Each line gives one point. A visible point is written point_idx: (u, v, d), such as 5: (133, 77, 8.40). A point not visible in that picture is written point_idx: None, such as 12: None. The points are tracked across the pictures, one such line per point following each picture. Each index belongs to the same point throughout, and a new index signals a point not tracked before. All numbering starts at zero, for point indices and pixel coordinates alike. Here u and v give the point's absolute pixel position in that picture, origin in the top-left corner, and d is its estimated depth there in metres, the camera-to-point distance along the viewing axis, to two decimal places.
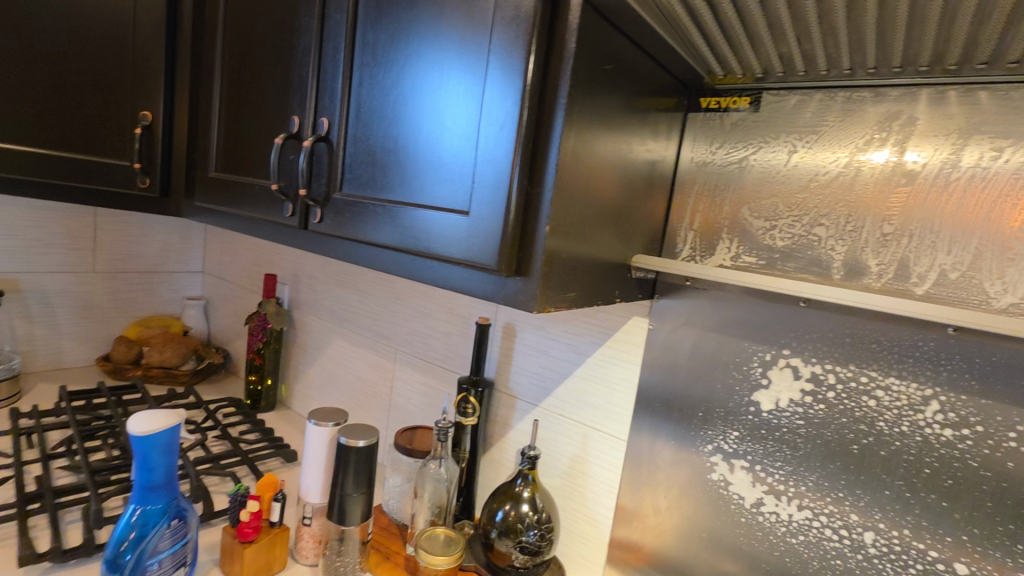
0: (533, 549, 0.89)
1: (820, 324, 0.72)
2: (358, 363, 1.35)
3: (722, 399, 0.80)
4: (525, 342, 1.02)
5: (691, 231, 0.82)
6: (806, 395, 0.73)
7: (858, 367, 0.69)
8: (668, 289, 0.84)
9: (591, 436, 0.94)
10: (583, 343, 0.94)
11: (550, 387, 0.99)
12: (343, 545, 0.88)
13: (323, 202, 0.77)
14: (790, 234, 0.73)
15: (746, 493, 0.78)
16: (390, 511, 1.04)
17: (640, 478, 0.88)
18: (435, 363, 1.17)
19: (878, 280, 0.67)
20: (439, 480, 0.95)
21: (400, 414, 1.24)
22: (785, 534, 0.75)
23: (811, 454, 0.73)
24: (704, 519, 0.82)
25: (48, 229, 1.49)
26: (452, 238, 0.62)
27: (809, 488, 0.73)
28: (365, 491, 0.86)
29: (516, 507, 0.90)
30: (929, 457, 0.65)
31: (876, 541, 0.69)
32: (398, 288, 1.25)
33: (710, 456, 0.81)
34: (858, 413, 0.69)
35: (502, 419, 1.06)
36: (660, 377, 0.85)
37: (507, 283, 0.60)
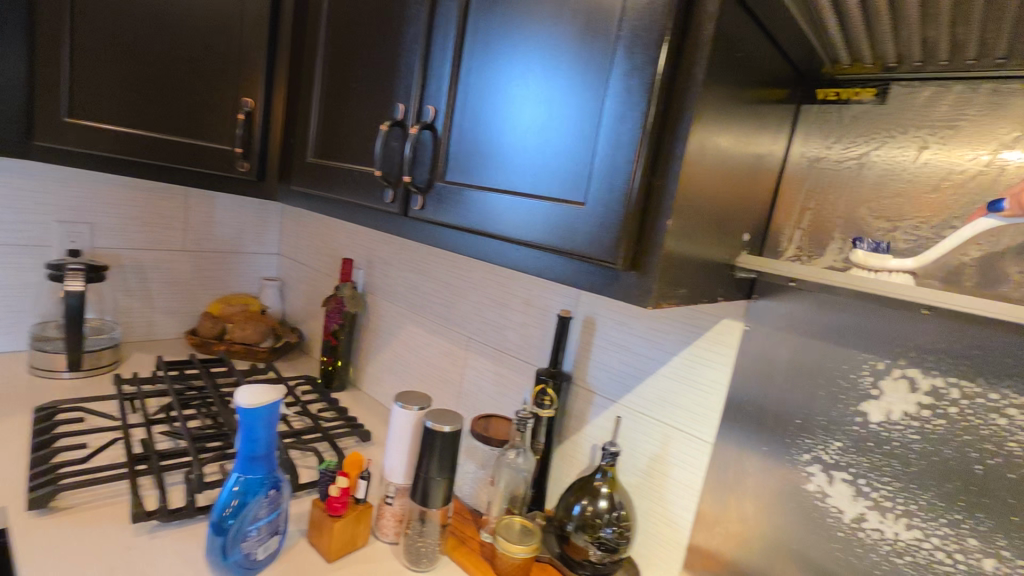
0: (612, 546, 0.88)
1: (944, 334, 0.67)
2: (429, 349, 1.37)
3: (823, 408, 0.76)
4: (607, 338, 1.01)
5: (798, 230, 0.78)
6: (922, 409, 0.69)
7: (988, 383, 0.64)
8: (769, 289, 0.81)
9: (674, 437, 0.92)
10: (670, 341, 0.92)
11: (632, 384, 0.97)
12: (424, 527, 0.90)
13: (425, 189, 0.78)
14: (914, 236, 0.69)
15: (845, 507, 0.74)
16: (462, 497, 1.07)
17: (725, 484, 0.86)
18: (510, 354, 1.17)
19: (1019, 290, 0.62)
20: (516, 469, 0.96)
21: (471, 402, 1.26)
22: (889, 553, 0.71)
23: (925, 472, 0.68)
24: (796, 530, 0.79)
25: (147, 208, 1.59)
26: (563, 228, 0.62)
27: (921, 508, 0.69)
28: (448, 476, 0.88)
29: (595, 503, 0.90)
30: None
31: (998, 569, 0.64)
32: (474, 277, 1.26)
33: (807, 466, 0.78)
34: (985, 431, 0.64)
35: (578, 413, 1.05)
36: (755, 380, 0.82)
37: (620, 278, 0.59)
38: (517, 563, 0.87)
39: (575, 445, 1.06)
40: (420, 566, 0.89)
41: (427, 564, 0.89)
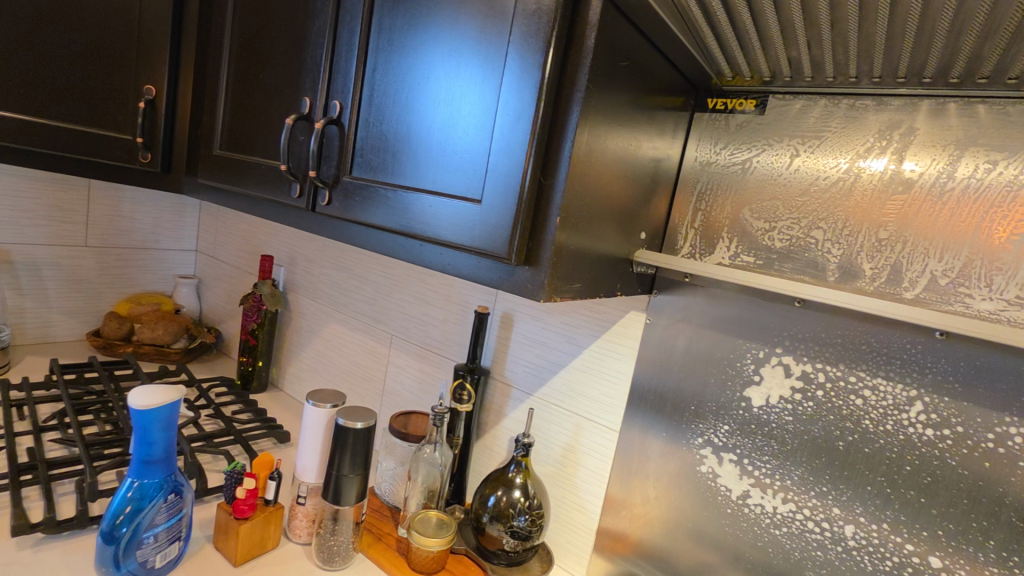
0: (524, 534, 0.91)
1: (813, 324, 0.74)
2: (352, 347, 1.35)
3: (714, 394, 0.82)
4: (523, 333, 1.04)
5: (692, 230, 0.83)
6: (795, 392, 0.75)
7: (847, 367, 0.72)
8: (667, 285, 0.86)
9: (584, 426, 0.96)
10: (580, 335, 0.96)
11: (546, 377, 1.01)
12: (337, 525, 0.89)
13: (332, 184, 0.78)
14: (788, 235, 0.75)
15: (733, 485, 0.81)
16: (381, 494, 1.06)
17: (630, 469, 0.91)
18: (431, 351, 1.18)
19: (871, 284, 0.70)
20: (433, 463, 0.97)
21: (393, 399, 1.25)
22: (769, 525, 0.78)
23: (798, 450, 0.75)
24: (691, 508, 0.85)
25: (41, 200, 1.47)
26: (462, 225, 0.64)
27: (794, 483, 0.76)
28: (361, 473, 0.88)
29: (508, 493, 0.92)
30: (910, 455, 0.68)
31: (856, 534, 0.71)
32: (396, 274, 1.26)
33: (700, 449, 0.84)
34: (845, 411, 0.72)
35: (496, 407, 1.08)
36: (655, 370, 0.87)
37: (516, 273, 0.62)
38: (431, 557, 0.88)
39: (493, 438, 1.08)
40: (333, 564, 0.88)
41: (340, 562, 0.89)
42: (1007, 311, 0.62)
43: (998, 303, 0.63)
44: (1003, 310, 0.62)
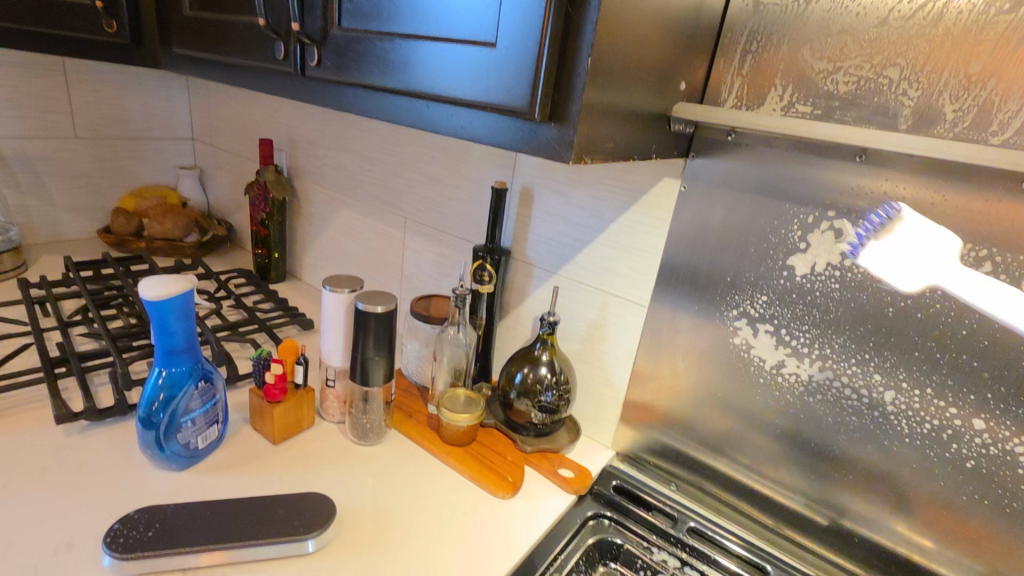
0: (551, 408, 0.92)
1: (873, 182, 0.66)
2: (366, 232, 1.30)
3: (753, 264, 0.77)
4: (544, 208, 0.97)
5: (739, 77, 0.72)
6: (845, 259, 0.69)
7: (909, 229, 0.65)
8: (706, 146, 0.77)
9: (611, 303, 0.93)
10: (606, 207, 0.89)
11: (570, 254, 0.96)
12: (368, 405, 0.91)
13: (320, 40, 0.67)
14: (855, 77, 0.64)
15: (767, 356, 0.78)
16: (409, 374, 1.08)
17: (659, 343, 0.89)
18: (448, 232, 1.13)
19: (951, 131, 0.60)
20: (457, 344, 0.96)
21: (413, 283, 1.23)
22: (803, 393, 0.76)
23: (841, 318, 0.71)
24: (721, 379, 0.84)
25: (16, 88, 1.36)
26: (474, 76, 0.54)
27: (834, 351, 0.73)
28: (387, 355, 0.87)
29: (535, 371, 0.92)
30: (969, 319, 0.63)
31: (895, 399, 0.69)
32: (404, 151, 1.17)
33: (734, 321, 0.80)
34: (901, 276, 0.66)
35: (518, 287, 1.04)
36: (689, 241, 0.81)
37: (540, 132, 0.53)
38: (463, 431, 0.91)
39: (517, 318, 1.06)
40: (368, 440, 0.92)
41: (375, 438, 0.92)
42: None
43: None
44: None
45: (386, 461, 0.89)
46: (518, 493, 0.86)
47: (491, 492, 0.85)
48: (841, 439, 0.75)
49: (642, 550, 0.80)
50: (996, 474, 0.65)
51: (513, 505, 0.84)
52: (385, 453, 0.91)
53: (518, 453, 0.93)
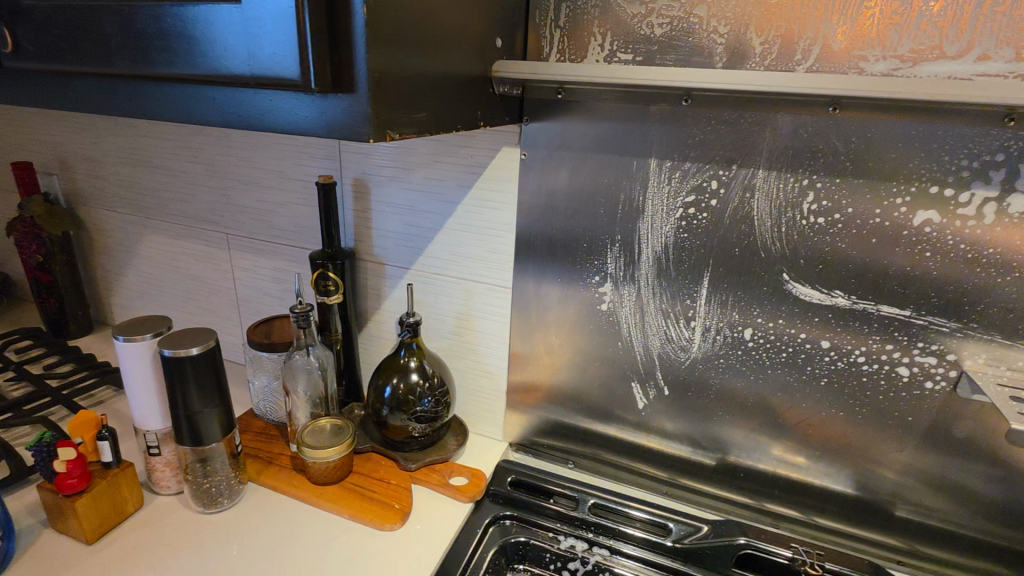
0: (431, 416, 0.83)
1: (701, 125, 0.65)
2: (182, 257, 1.10)
3: (606, 227, 0.73)
4: (383, 199, 0.87)
5: (558, 30, 0.67)
6: (688, 208, 0.68)
7: (741, 167, 0.64)
8: (538, 107, 0.71)
9: (473, 290, 0.86)
10: (448, 188, 0.81)
11: (420, 244, 0.87)
12: (209, 466, 0.75)
13: (10, 16, 0.50)
14: (667, 18, 0.62)
15: (635, 317, 0.76)
16: (264, 414, 0.93)
17: (530, 323, 0.84)
18: (280, 242, 0.98)
19: (762, 64, 0.60)
20: (310, 369, 0.84)
21: (253, 306, 1.06)
22: (675, 348, 0.76)
23: (696, 267, 0.70)
24: (596, 348, 0.81)
25: None
26: (226, 43, 0.42)
27: (695, 301, 0.72)
28: (220, 403, 0.72)
29: (405, 379, 0.82)
30: (804, 248, 0.65)
31: (755, 335, 0.71)
32: (207, 155, 0.98)
33: (598, 288, 0.77)
34: (740, 215, 0.66)
35: (372, 290, 0.93)
36: (540, 212, 0.76)
37: (326, 107, 0.43)
38: (332, 466, 0.79)
39: (378, 325, 0.95)
40: (218, 505, 0.76)
41: (227, 500, 0.77)
42: (901, 70, 0.55)
43: (891, 62, 0.55)
44: (894, 69, 0.55)
45: (246, 523, 0.75)
46: (408, 520, 0.76)
47: (377, 527, 0.75)
48: (714, 384, 0.76)
49: (548, 543, 0.76)
50: (858, 389, 0.69)
51: (404, 533, 0.74)
52: (242, 515, 0.77)
53: (403, 473, 0.83)
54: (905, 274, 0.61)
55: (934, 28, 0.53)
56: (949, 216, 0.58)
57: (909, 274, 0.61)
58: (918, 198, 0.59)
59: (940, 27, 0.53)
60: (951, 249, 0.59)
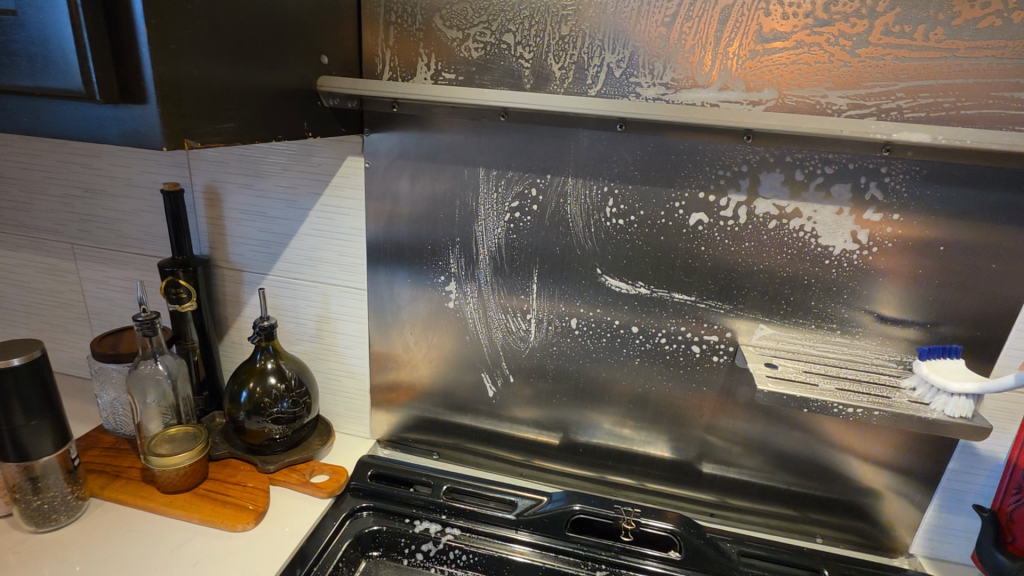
0: (290, 417, 0.85)
1: (519, 137, 0.73)
2: (22, 270, 1.03)
3: (446, 229, 0.80)
4: (235, 206, 0.88)
5: (388, 49, 0.72)
6: (515, 211, 0.76)
7: (555, 175, 0.73)
8: (376, 120, 0.76)
9: (331, 292, 0.89)
10: (299, 196, 0.84)
11: (276, 250, 0.88)
12: (40, 483, 0.72)
13: None
14: (482, 43, 0.69)
15: (478, 314, 0.83)
16: (115, 428, 0.90)
17: (387, 323, 0.88)
18: (131, 251, 0.95)
19: (562, 86, 0.69)
20: (160, 378, 0.83)
21: (104, 318, 1.02)
22: (515, 339, 0.83)
23: (526, 264, 0.79)
24: (448, 344, 0.87)
25: None
26: (13, 57, 0.46)
27: (528, 295, 0.80)
28: (49, 417, 0.70)
29: (262, 383, 0.84)
30: (611, 245, 0.75)
31: (580, 324, 0.80)
32: (45, 162, 0.93)
33: (445, 287, 0.83)
34: (558, 218, 0.75)
35: (231, 296, 0.93)
36: (385, 218, 0.81)
37: (116, 115, 0.47)
38: (182, 474, 0.78)
39: (238, 331, 0.95)
40: (53, 523, 0.74)
41: (63, 517, 0.75)
42: (667, 96, 0.67)
43: (659, 89, 0.66)
44: (662, 94, 0.66)
45: (84, 538, 0.74)
46: (262, 520, 0.78)
47: (228, 529, 0.76)
48: (551, 369, 0.84)
49: (403, 528, 0.80)
50: (665, 366, 0.80)
51: (257, 533, 0.76)
52: (81, 530, 0.75)
53: (261, 476, 0.84)
54: (689, 263, 0.73)
55: (687, 62, 0.65)
56: (713, 217, 0.70)
57: (692, 264, 0.73)
58: (691, 202, 0.70)
59: (691, 62, 0.65)
60: (719, 243, 0.71)
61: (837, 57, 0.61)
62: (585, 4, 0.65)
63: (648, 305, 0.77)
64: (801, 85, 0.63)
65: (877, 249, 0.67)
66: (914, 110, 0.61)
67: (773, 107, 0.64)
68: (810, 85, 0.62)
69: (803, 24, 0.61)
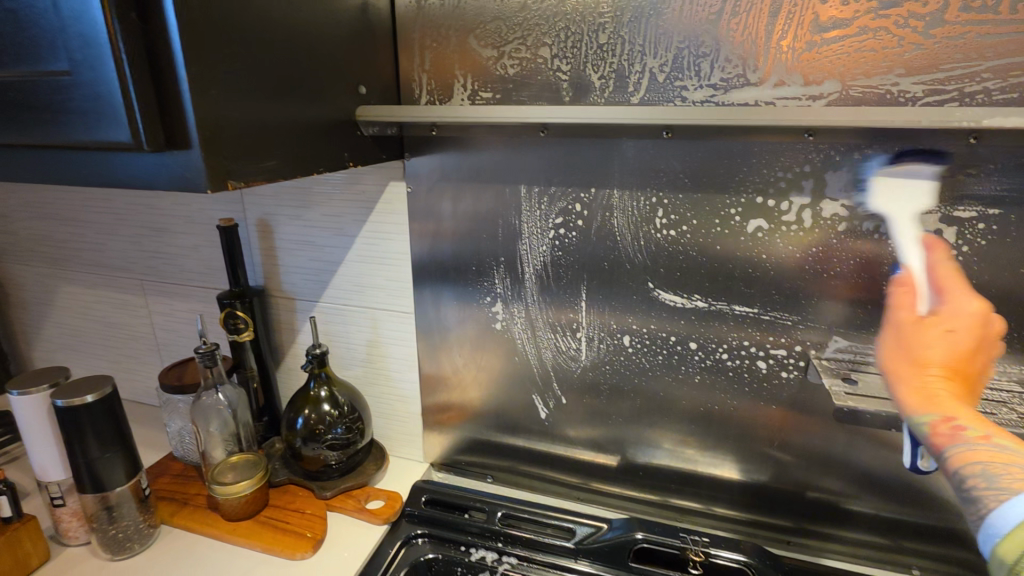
0: (344, 443, 0.86)
1: (561, 151, 0.70)
2: (98, 306, 1.10)
3: (491, 249, 0.79)
4: (286, 237, 0.90)
5: (425, 73, 0.72)
6: (560, 227, 0.74)
7: (599, 188, 0.71)
8: (416, 144, 0.76)
9: (379, 317, 0.89)
10: (345, 224, 0.85)
11: (325, 278, 0.90)
12: (116, 512, 0.76)
13: None
14: (517, 59, 0.68)
15: (527, 334, 0.81)
16: (183, 456, 0.94)
17: (435, 345, 0.88)
18: (193, 284, 1.00)
19: (602, 96, 0.66)
20: (221, 408, 0.85)
21: (172, 349, 1.07)
22: (566, 358, 0.81)
23: (573, 281, 0.76)
24: (497, 365, 0.85)
25: None
26: (70, 114, 0.48)
27: (578, 313, 0.77)
28: (120, 449, 0.73)
29: (317, 410, 0.85)
30: (662, 257, 0.71)
31: (634, 341, 0.76)
32: (115, 205, 1.00)
33: (491, 307, 0.82)
34: (605, 231, 0.72)
35: (285, 324, 0.96)
36: (429, 242, 0.81)
37: (164, 162, 0.48)
38: (244, 501, 0.80)
39: (294, 358, 0.97)
40: (128, 550, 0.77)
41: (137, 545, 0.78)
42: (717, 97, 0.63)
43: (707, 90, 0.62)
44: (709, 96, 0.63)
45: (156, 565, 0.76)
46: (320, 547, 0.78)
47: (288, 557, 0.76)
48: (605, 388, 0.81)
49: (459, 556, 0.78)
50: (728, 382, 0.74)
51: (315, 561, 0.76)
52: (153, 558, 0.77)
53: (319, 502, 0.85)
54: (749, 272, 0.68)
55: (736, 60, 0.61)
56: (774, 222, 0.65)
57: (753, 273, 0.68)
58: (748, 208, 0.66)
59: (741, 60, 0.60)
60: (781, 249, 0.66)
61: (908, 40, 0.55)
62: (623, 9, 0.63)
63: (707, 320, 0.72)
64: (866, 74, 0.57)
65: (968, 248, 0.60)
66: (1003, 91, 0.54)
67: (836, 100, 0.59)
68: (878, 73, 0.57)
69: (866, 8, 0.56)
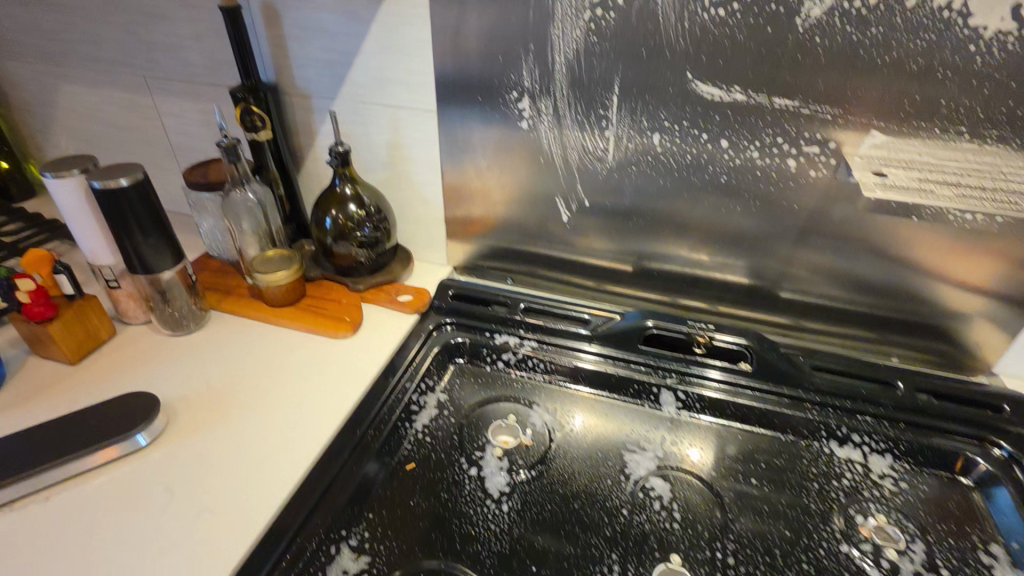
0: (373, 241, 0.89)
1: None
2: (104, 107, 1.06)
3: (519, 36, 0.73)
4: (295, 24, 0.83)
5: None
6: (597, 7, 0.68)
7: None
8: None
9: (400, 117, 0.86)
10: (359, 6, 0.78)
11: (341, 73, 0.85)
12: (168, 295, 0.82)
13: None
14: None
15: (553, 134, 0.79)
16: (219, 254, 0.98)
17: (458, 148, 0.86)
18: (201, 81, 0.95)
19: None
20: (251, 205, 0.87)
21: (188, 154, 1.06)
22: (592, 160, 0.80)
23: (607, 73, 0.72)
24: (521, 168, 0.84)
25: None
26: None
27: (608, 111, 0.75)
28: (163, 235, 0.77)
29: (344, 209, 0.87)
30: (706, 43, 0.66)
31: (663, 141, 0.75)
32: None
33: (517, 104, 0.79)
34: (647, 12, 0.66)
35: (303, 125, 0.93)
36: (452, 29, 0.75)
37: None
38: (285, 289, 0.86)
39: (314, 162, 0.97)
40: (185, 328, 0.86)
41: (192, 324, 0.86)
42: None
43: None
44: None
45: (213, 341, 0.85)
46: (358, 330, 0.86)
47: (330, 336, 0.85)
48: (628, 192, 0.81)
49: (485, 340, 0.87)
50: (754, 185, 0.75)
51: (355, 341, 0.85)
52: (208, 335, 0.86)
53: (353, 294, 0.92)
54: (796, 60, 0.64)
55: None
56: None
57: (801, 62, 0.64)
58: None
59: None
60: (836, 32, 0.61)
61: None
62: None
63: (743, 116, 0.70)
64: None
65: None
66: None
67: None
68: None
69: None
